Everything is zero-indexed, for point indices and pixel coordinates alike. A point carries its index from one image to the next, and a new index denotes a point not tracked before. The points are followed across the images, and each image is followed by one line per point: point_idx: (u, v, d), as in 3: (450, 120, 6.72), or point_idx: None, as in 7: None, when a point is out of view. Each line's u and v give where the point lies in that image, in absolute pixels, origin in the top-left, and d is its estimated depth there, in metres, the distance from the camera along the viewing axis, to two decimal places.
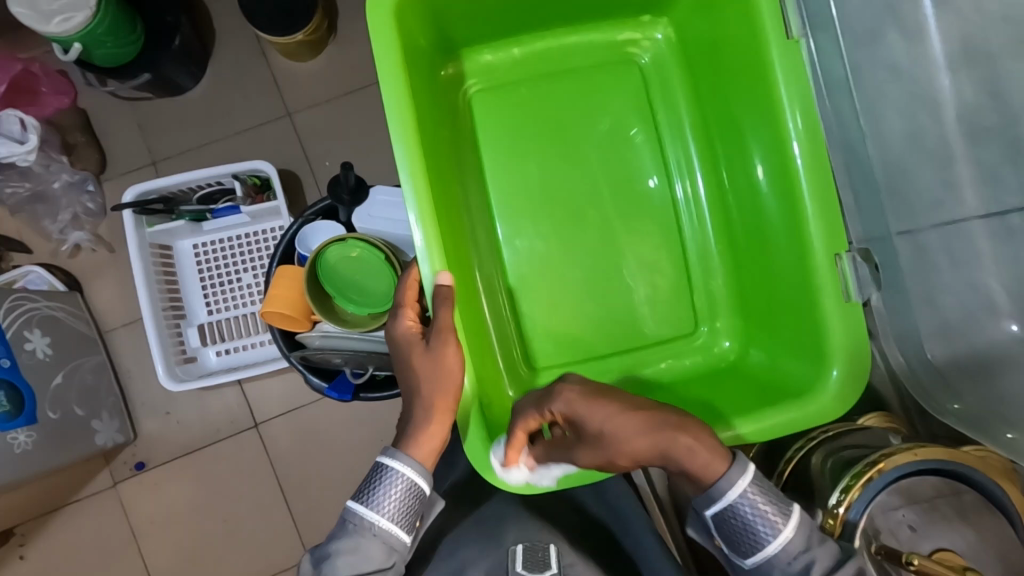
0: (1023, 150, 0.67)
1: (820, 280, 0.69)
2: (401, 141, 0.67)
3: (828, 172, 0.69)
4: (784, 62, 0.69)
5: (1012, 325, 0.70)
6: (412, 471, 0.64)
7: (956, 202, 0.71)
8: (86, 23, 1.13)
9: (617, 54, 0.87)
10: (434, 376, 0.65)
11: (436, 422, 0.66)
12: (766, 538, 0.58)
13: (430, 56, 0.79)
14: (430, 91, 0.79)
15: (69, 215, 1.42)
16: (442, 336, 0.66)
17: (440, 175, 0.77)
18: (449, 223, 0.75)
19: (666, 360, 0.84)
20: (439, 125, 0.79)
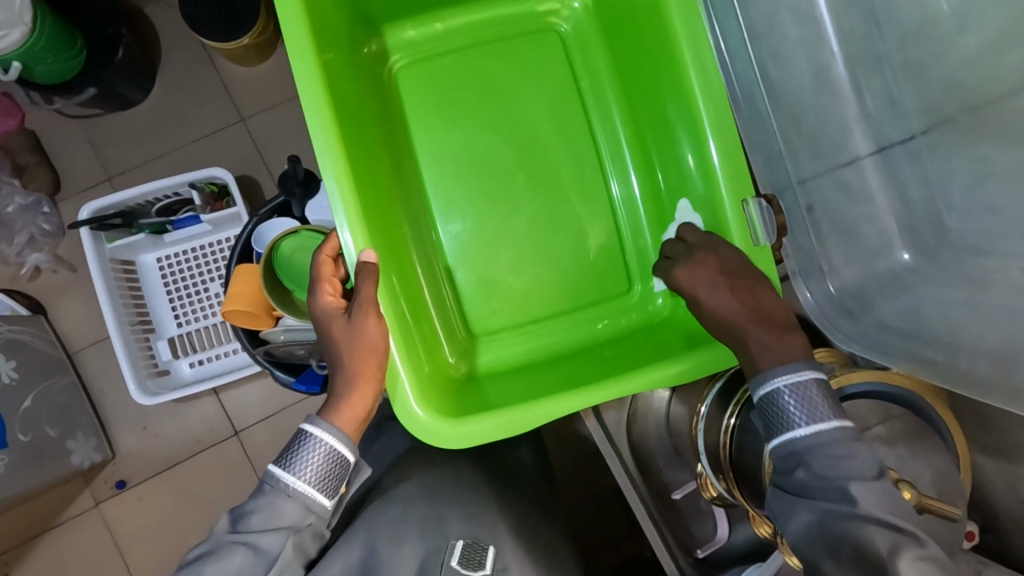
0: (915, 70, 0.65)
1: (730, 228, 0.71)
2: (311, 106, 0.66)
3: (731, 123, 0.71)
4: (685, 18, 0.70)
5: (904, 252, 0.69)
6: (333, 437, 0.62)
7: (850, 138, 0.69)
8: (23, 39, 1.12)
9: (540, 25, 0.89)
10: (351, 346, 0.65)
11: (361, 391, 0.65)
12: (796, 420, 0.59)
13: (348, 28, 0.79)
14: (351, 63, 0.80)
15: (25, 237, 1.41)
16: (364, 309, 0.65)
17: (367, 147, 0.77)
18: (376, 194, 0.75)
19: (604, 321, 0.86)
20: (361, 98, 0.79)
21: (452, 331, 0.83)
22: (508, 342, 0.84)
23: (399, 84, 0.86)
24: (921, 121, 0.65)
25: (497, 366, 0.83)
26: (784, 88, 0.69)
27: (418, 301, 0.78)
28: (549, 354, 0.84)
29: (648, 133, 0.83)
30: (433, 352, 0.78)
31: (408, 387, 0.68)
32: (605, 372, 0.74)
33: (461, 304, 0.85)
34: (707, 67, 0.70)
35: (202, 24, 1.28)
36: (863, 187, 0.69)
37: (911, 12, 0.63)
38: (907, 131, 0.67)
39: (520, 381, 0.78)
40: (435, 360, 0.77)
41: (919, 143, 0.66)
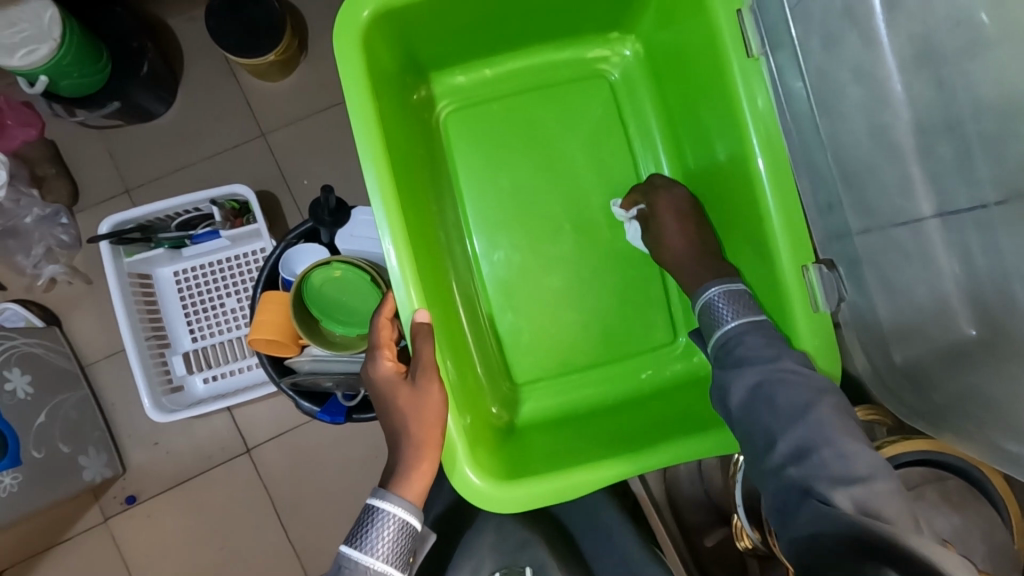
0: (1001, 138, 0.52)
1: (789, 294, 0.69)
2: (370, 165, 0.68)
3: (793, 189, 0.69)
4: (746, 82, 0.69)
5: (970, 328, 0.59)
6: (403, 510, 0.62)
7: (907, 202, 0.60)
8: (51, 54, 1.11)
9: (588, 71, 0.90)
10: (416, 413, 0.65)
11: (426, 458, 0.65)
12: (727, 317, 0.71)
13: (397, 75, 0.79)
14: (402, 112, 0.80)
15: (42, 249, 1.39)
16: (426, 371, 0.67)
17: (415, 193, 0.78)
18: (425, 243, 0.76)
19: (647, 371, 0.86)
20: (411, 146, 0.80)
21: (495, 377, 0.84)
22: (550, 392, 0.85)
23: (447, 131, 0.88)
24: (997, 191, 0.53)
25: (538, 417, 0.85)
26: (846, 149, 0.63)
27: (464, 349, 0.79)
28: (592, 406, 0.85)
29: (694, 166, 0.83)
30: (480, 405, 0.79)
31: (460, 449, 0.68)
32: (652, 431, 0.75)
33: (504, 353, 0.86)
34: (771, 135, 0.69)
35: (228, 37, 1.28)
36: (924, 256, 0.60)
37: (987, 82, 0.52)
38: (979, 199, 0.55)
39: (564, 437, 0.79)
40: (480, 411, 0.78)
41: (993, 216, 0.54)
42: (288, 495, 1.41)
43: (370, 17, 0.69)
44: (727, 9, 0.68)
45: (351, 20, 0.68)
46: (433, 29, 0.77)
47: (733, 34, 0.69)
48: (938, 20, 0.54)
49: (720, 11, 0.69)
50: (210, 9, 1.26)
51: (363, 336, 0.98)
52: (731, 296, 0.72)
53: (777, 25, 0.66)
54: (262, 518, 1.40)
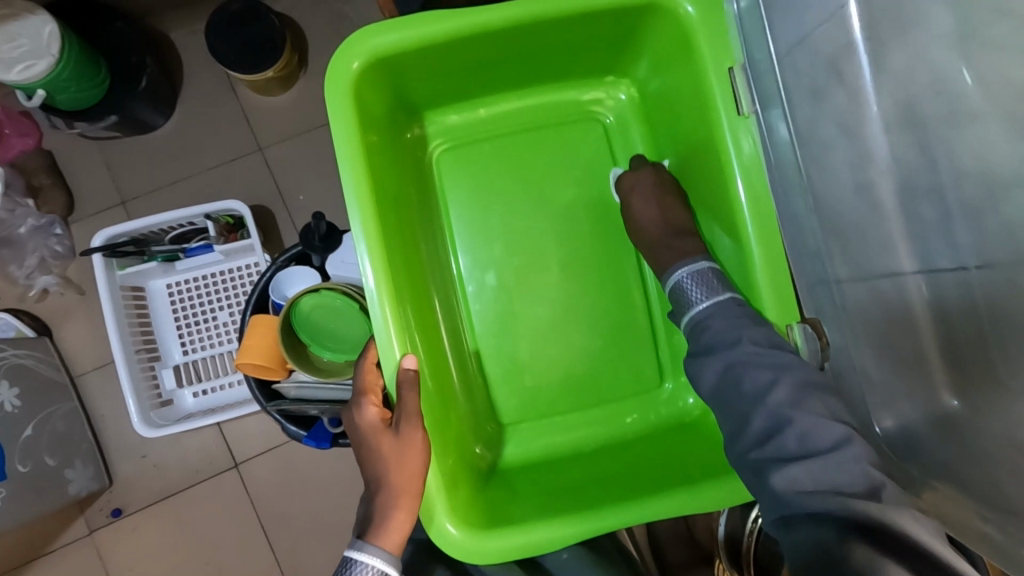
0: (979, 211, 0.51)
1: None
2: (356, 212, 0.69)
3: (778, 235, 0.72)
4: (734, 136, 0.72)
5: (951, 399, 0.57)
6: (381, 562, 0.63)
7: (889, 258, 0.59)
8: (49, 70, 1.12)
9: (582, 113, 0.91)
10: (398, 464, 0.65)
11: (404, 509, 0.65)
12: (697, 298, 0.76)
13: (391, 117, 0.81)
14: (394, 154, 0.83)
15: (36, 259, 1.39)
16: (410, 421, 0.66)
17: (404, 234, 0.80)
18: (413, 284, 0.78)
19: (632, 415, 0.87)
20: (399, 186, 0.81)
21: (480, 419, 0.85)
22: (534, 433, 0.86)
23: (439, 170, 0.89)
24: (975, 256, 0.52)
25: (523, 458, 0.85)
26: (829, 201, 0.64)
27: (449, 391, 0.80)
28: (577, 450, 0.85)
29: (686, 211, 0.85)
30: (464, 448, 0.80)
31: (437, 499, 0.68)
32: (633, 479, 0.75)
33: (493, 394, 0.87)
34: (756, 183, 0.72)
35: (227, 54, 1.28)
36: (904, 310, 0.59)
37: (967, 158, 0.50)
38: (958, 262, 0.53)
39: (547, 481, 0.80)
40: (463, 454, 0.79)
41: (972, 280, 0.53)
42: (275, 512, 1.40)
43: (360, 67, 0.71)
44: (717, 68, 0.71)
45: (341, 71, 0.69)
46: (428, 74, 0.78)
47: (724, 90, 0.71)
48: (920, 89, 0.53)
49: (711, 70, 0.72)
50: (210, 25, 1.27)
51: (350, 362, 0.98)
52: (701, 276, 0.76)
53: (766, 82, 0.66)
54: (249, 534, 1.40)
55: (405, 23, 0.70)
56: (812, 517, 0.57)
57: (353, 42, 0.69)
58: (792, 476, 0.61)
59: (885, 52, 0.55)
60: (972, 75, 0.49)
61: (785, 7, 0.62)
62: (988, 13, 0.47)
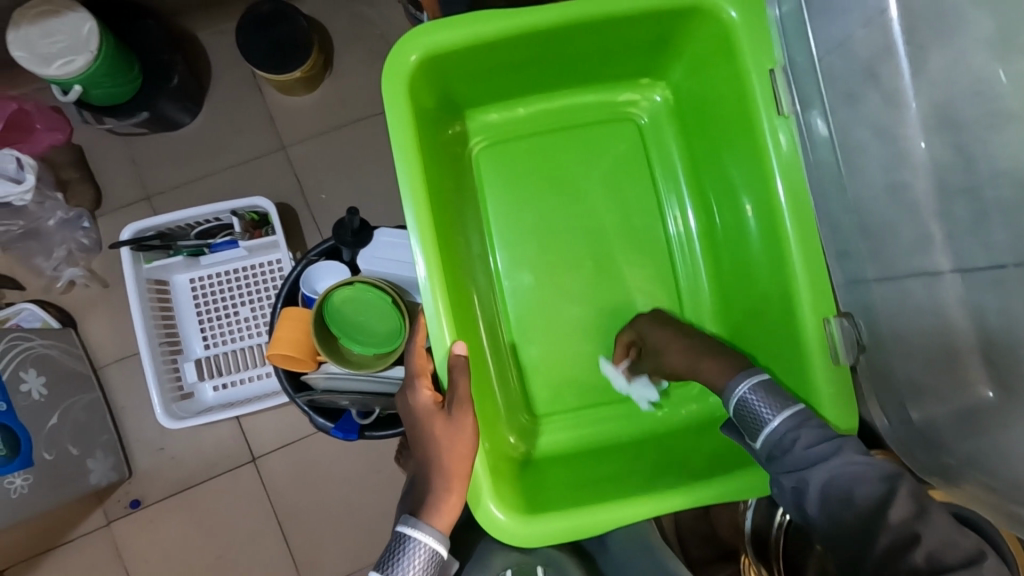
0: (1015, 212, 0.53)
1: (809, 346, 0.72)
2: (410, 200, 0.71)
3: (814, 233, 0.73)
4: (773, 137, 0.73)
5: (987, 391, 0.59)
6: (434, 539, 0.65)
7: (924, 256, 0.61)
8: (87, 65, 1.14)
9: (617, 114, 0.93)
10: (451, 445, 0.67)
11: (455, 490, 0.67)
12: (767, 417, 0.69)
13: (436, 113, 0.83)
14: (437, 150, 0.84)
15: (63, 252, 1.41)
16: (462, 405, 0.68)
17: (445, 226, 0.81)
18: (454, 276, 0.79)
19: (660, 410, 0.88)
20: (441, 179, 0.83)
21: (514, 411, 0.87)
22: (566, 426, 0.88)
23: (478, 166, 0.91)
24: (1015, 253, 0.53)
25: (556, 450, 0.87)
26: (866, 199, 0.66)
27: (487, 382, 0.82)
28: (607, 443, 0.87)
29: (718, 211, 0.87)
30: (499, 438, 0.81)
31: (484, 484, 0.70)
32: (666, 473, 0.77)
33: (527, 387, 0.89)
34: (795, 183, 0.73)
35: (257, 54, 1.31)
36: (934, 306, 0.61)
37: (1006, 160, 0.52)
38: (995, 260, 0.55)
39: (581, 472, 0.81)
40: (500, 443, 0.81)
41: (1009, 276, 0.54)
42: (291, 506, 1.41)
43: (417, 61, 0.73)
44: (759, 70, 0.73)
45: (399, 64, 0.72)
46: (472, 72, 0.80)
47: (765, 92, 0.73)
48: (961, 92, 0.54)
49: (753, 72, 0.73)
50: (241, 25, 1.30)
51: (379, 356, 0.99)
52: (763, 390, 0.70)
53: (808, 85, 0.69)
54: (265, 528, 1.41)
55: (459, 21, 0.72)
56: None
57: (413, 36, 0.72)
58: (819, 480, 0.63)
59: (926, 55, 0.57)
60: (1008, 75, 0.51)
61: (826, 12, 0.65)
62: None
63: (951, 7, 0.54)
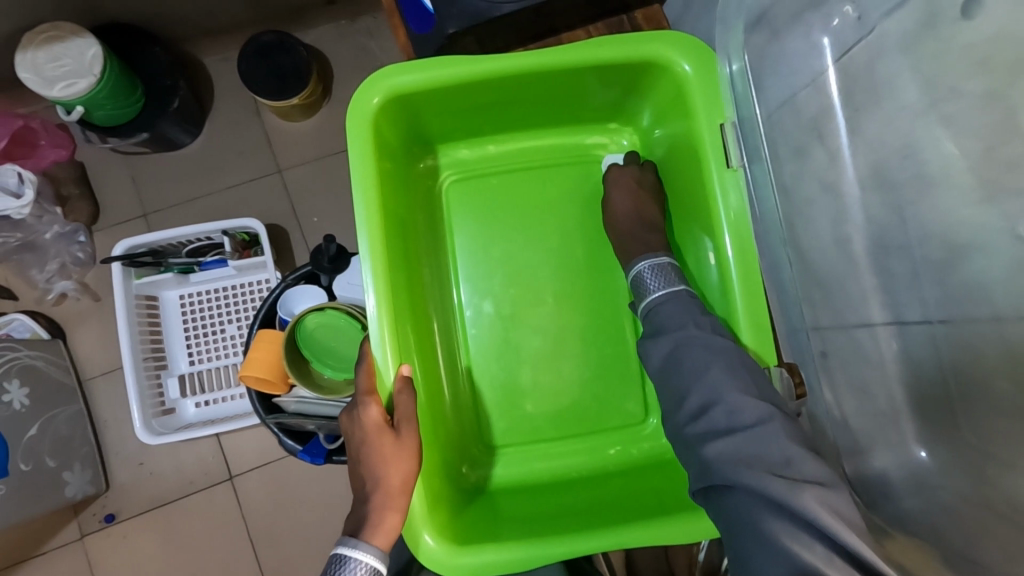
0: (945, 270, 0.54)
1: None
2: (364, 233, 0.74)
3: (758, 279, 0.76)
4: (722, 189, 0.77)
5: (920, 451, 0.60)
6: (373, 558, 0.65)
7: (863, 308, 0.62)
8: (89, 88, 1.19)
9: (586, 155, 0.97)
10: (396, 465, 0.68)
11: (397, 511, 0.67)
12: (652, 287, 0.82)
13: (405, 149, 0.88)
14: (405, 184, 0.88)
15: (57, 265, 1.44)
16: (406, 424, 0.70)
17: (408, 258, 0.85)
18: (412, 308, 0.82)
19: (615, 447, 0.89)
20: (408, 212, 0.87)
21: (469, 439, 0.89)
22: (519, 458, 0.89)
23: (447, 200, 0.95)
24: (940, 310, 0.55)
25: (509, 481, 0.89)
26: (808, 249, 0.67)
27: (439, 409, 0.85)
28: (559, 477, 0.88)
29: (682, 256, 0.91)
30: (451, 467, 0.83)
31: (419, 508, 0.72)
32: (614, 509, 0.77)
33: (483, 416, 0.91)
34: (742, 230, 0.76)
35: (256, 82, 1.36)
36: (877, 357, 0.62)
37: (936, 219, 0.53)
38: (926, 316, 0.56)
39: (526, 505, 0.83)
40: (448, 473, 0.82)
41: (937, 334, 0.55)
42: (265, 527, 1.41)
43: (379, 103, 0.77)
44: (710, 124, 0.76)
45: (362, 105, 0.76)
46: (441, 112, 0.85)
47: (715, 144, 0.76)
48: (890, 155, 0.56)
49: (705, 124, 0.77)
50: (244, 54, 1.35)
51: (349, 381, 1.01)
52: (659, 270, 0.82)
53: (753, 139, 0.70)
54: (237, 548, 1.41)
55: (425, 66, 0.76)
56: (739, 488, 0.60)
57: (377, 79, 0.76)
58: (721, 449, 0.64)
59: (859, 117, 0.59)
60: (936, 132, 0.52)
61: (774, 70, 0.67)
62: (947, 91, 0.50)
63: (881, 72, 0.56)
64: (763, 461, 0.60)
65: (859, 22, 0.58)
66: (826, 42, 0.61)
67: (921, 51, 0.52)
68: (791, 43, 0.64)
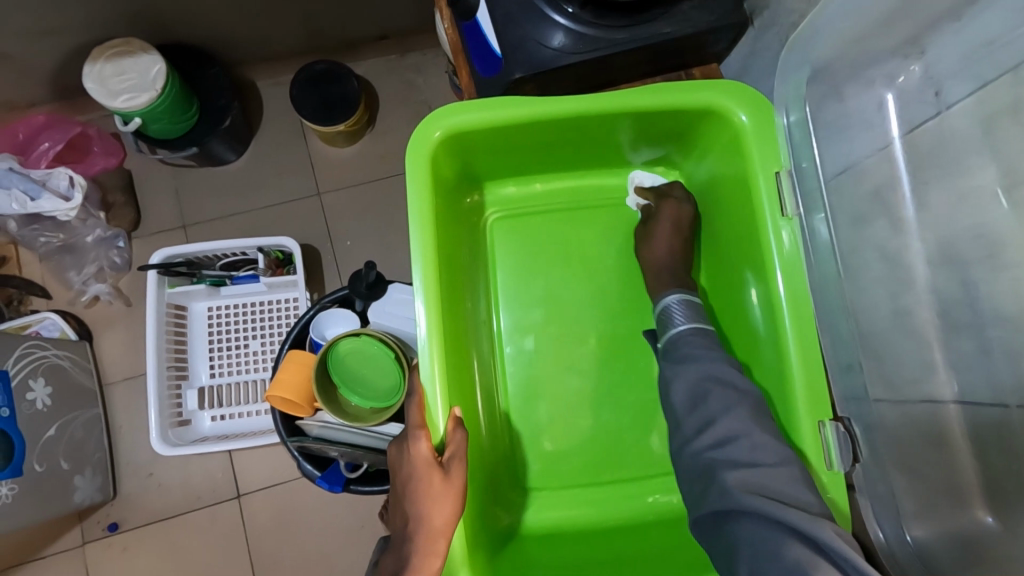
0: (1022, 356, 0.51)
1: (804, 445, 0.73)
2: (419, 265, 0.76)
3: (815, 342, 0.74)
4: (777, 236, 0.75)
5: (985, 515, 0.57)
6: None
7: (932, 383, 0.61)
8: (149, 102, 1.23)
9: (632, 197, 0.98)
10: (443, 506, 0.67)
11: (439, 555, 0.66)
12: (678, 321, 0.81)
13: (457, 183, 0.89)
14: (454, 217, 0.89)
15: (94, 268, 1.46)
16: (456, 462, 0.69)
17: (454, 291, 0.85)
18: (455, 338, 0.82)
19: (654, 495, 0.88)
20: (456, 246, 0.87)
21: (503, 479, 0.88)
22: (554, 502, 0.88)
23: (492, 234, 0.96)
24: (1017, 396, 0.52)
25: (542, 525, 0.87)
26: (866, 315, 0.67)
27: (477, 444, 0.84)
28: (594, 524, 0.86)
29: (722, 295, 0.90)
30: (484, 506, 0.82)
31: (459, 552, 0.71)
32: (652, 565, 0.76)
33: (519, 454, 0.90)
34: (796, 281, 0.75)
35: (306, 107, 1.40)
36: (941, 436, 0.61)
37: (1010, 298, 0.52)
38: (998, 399, 0.54)
39: (561, 553, 0.81)
40: (483, 512, 0.81)
41: (1010, 418, 0.53)
42: (267, 551, 1.38)
43: (441, 136, 0.79)
44: (765, 172, 0.76)
45: (423, 138, 0.78)
46: (496, 149, 0.86)
47: (770, 193, 0.75)
48: (962, 233, 0.55)
49: (760, 173, 0.76)
50: (296, 80, 1.40)
51: (376, 410, 0.99)
52: (684, 305, 0.81)
53: (812, 194, 0.71)
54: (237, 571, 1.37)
55: (486, 103, 0.78)
56: (751, 516, 0.63)
57: (439, 114, 0.78)
58: (743, 478, 0.66)
59: (927, 190, 0.59)
60: (1010, 213, 0.51)
61: (835, 131, 0.68)
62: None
63: (952, 149, 0.56)
64: (777, 495, 0.64)
65: (933, 97, 0.57)
66: (892, 111, 0.62)
67: (995, 130, 0.51)
68: (854, 103, 0.65)
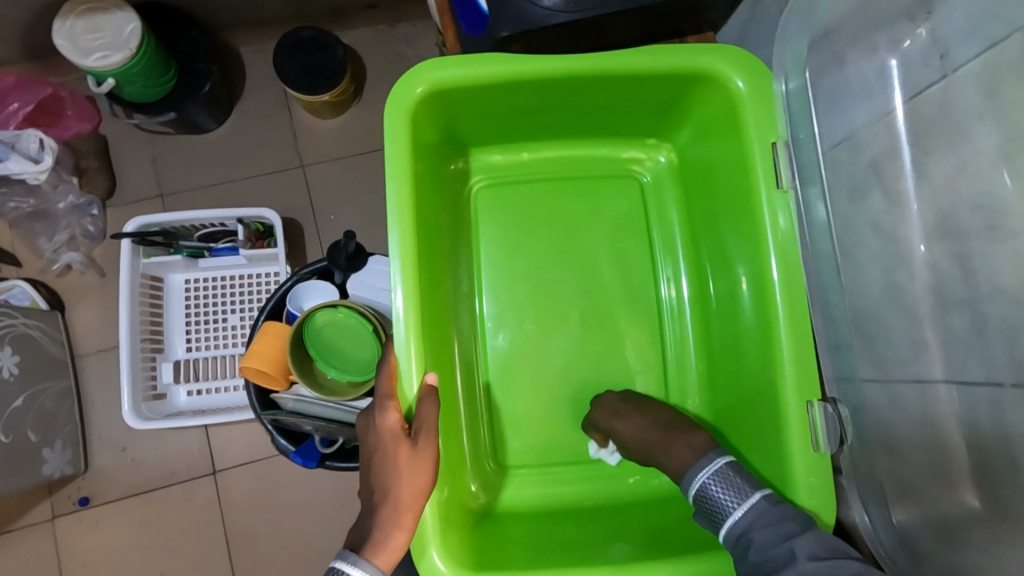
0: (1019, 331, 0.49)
1: (789, 425, 0.71)
2: (396, 228, 0.72)
3: (805, 320, 0.72)
4: (769, 208, 0.73)
5: (973, 498, 0.56)
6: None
7: (923, 360, 0.59)
8: (123, 62, 1.17)
9: (622, 170, 0.95)
10: (409, 478, 0.65)
11: (405, 527, 0.64)
12: None
13: (438, 147, 0.86)
14: (435, 182, 0.86)
15: (66, 236, 1.41)
16: (424, 435, 0.67)
17: (433, 258, 0.82)
18: (433, 305, 0.79)
19: (634, 476, 0.87)
20: (435, 212, 0.84)
21: (480, 456, 0.87)
22: (532, 480, 0.87)
23: (476, 204, 0.93)
24: (1012, 372, 0.50)
25: (519, 503, 0.85)
26: (860, 292, 0.66)
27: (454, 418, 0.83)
28: (572, 502, 0.85)
29: (708, 269, 0.88)
30: (459, 483, 0.80)
31: (432, 529, 0.69)
32: (632, 544, 0.74)
33: (496, 430, 0.88)
34: (789, 257, 0.73)
35: (289, 73, 1.34)
36: (930, 415, 0.59)
37: (1009, 271, 0.49)
38: (993, 376, 0.52)
39: (536, 531, 0.79)
40: (458, 490, 0.79)
41: (1005, 396, 0.51)
42: (243, 526, 1.35)
43: (422, 93, 0.75)
44: (761, 141, 0.73)
45: (404, 95, 0.74)
46: (482, 111, 0.83)
47: (766, 165, 0.73)
48: (961, 203, 0.54)
49: (755, 142, 0.74)
50: (279, 45, 1.34)
51: (353, 384, 0.97)
52: None
53: (808, 163, 0.69)
54: (213, 545, 1.35)
55: (472, 60, 0.75)
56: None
57: (420, 71, 0.74)
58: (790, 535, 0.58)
59: (927, 160, 0.57)
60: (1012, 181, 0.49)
61: (834, 101, 0.66)
62: None
63: (956, 116, 0.53)
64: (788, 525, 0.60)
65: (938, 62, 0.55)
66: (896, 74, 0.59)
67: (1002, 91, 0.49)
68: (854, 70, 0.63)
